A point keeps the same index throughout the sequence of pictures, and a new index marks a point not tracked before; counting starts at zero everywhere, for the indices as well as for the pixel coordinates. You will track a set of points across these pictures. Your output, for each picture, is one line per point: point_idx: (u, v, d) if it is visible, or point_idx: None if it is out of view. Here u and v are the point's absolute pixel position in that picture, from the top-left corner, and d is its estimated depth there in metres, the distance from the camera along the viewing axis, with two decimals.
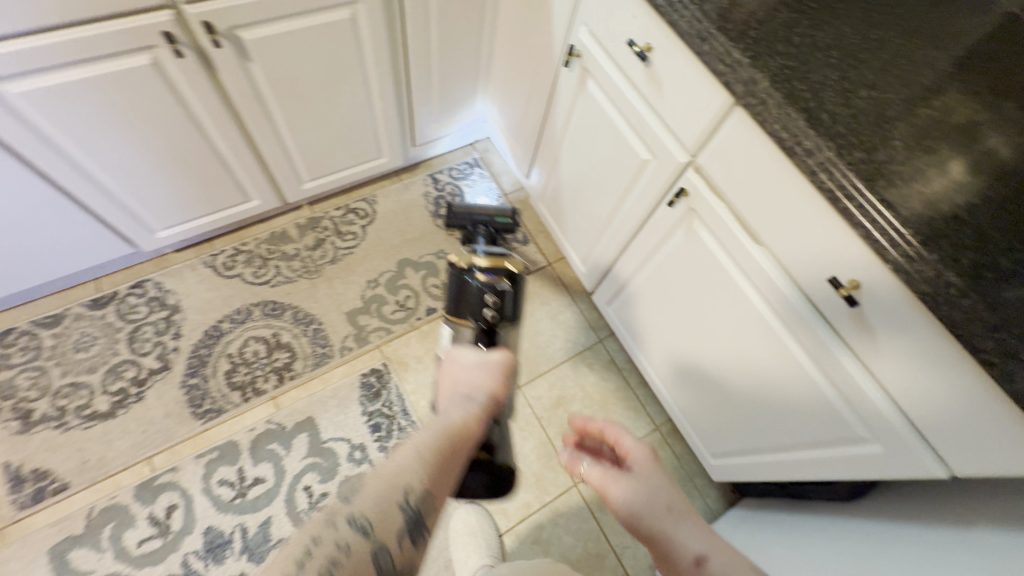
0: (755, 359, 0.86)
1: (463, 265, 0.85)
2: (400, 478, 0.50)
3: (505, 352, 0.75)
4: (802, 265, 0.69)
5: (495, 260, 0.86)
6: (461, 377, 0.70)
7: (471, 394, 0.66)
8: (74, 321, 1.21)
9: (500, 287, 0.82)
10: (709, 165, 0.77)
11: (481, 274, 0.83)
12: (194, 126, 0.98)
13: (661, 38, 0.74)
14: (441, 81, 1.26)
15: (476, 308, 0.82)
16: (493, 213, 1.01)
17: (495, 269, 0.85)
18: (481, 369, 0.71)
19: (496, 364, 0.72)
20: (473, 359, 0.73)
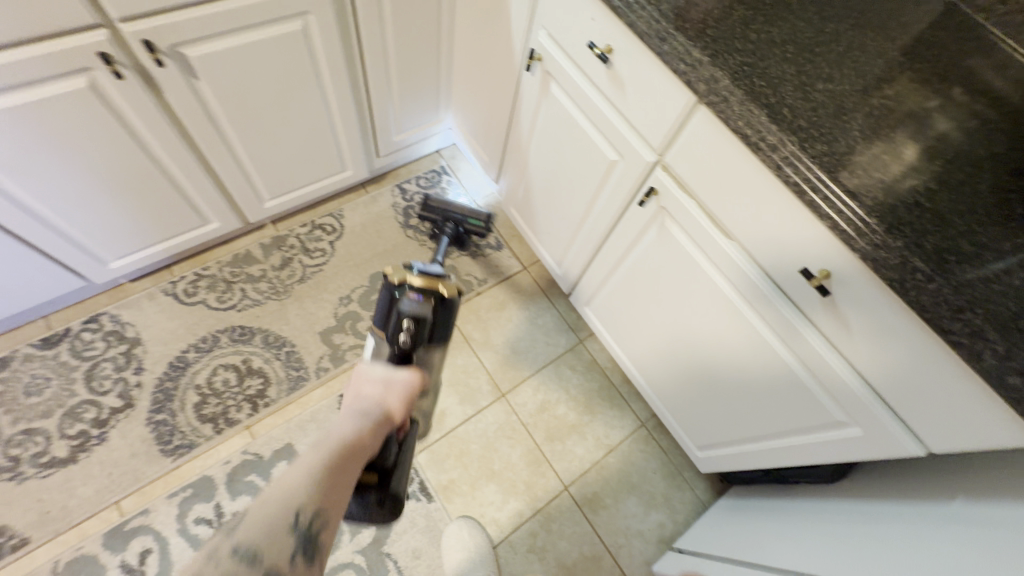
0: (734, 352, 0.87)
1: (396, 281, 0.74)
2: (287, 500, 0.44)
3: (415, 371, 0.67)
4: (774, 260, 0.70)
5: (430, 280, 0.75)
6: (362, 394, 0.63)
7: (368, 409, 0.60)
8: (23, 363, 1.13)
9: (420, 314, 0.71)
10: (676, 164, 0.77)
11: (409, 295, 0.73)
12: (141, 149, 0.93)
13: (621, 39, 0.74)
14: (401, 89, 1.23)
15: (391, 329, 0.72)
16: (468, 214, 1.20)
17: (426, 291, 0.74)
18: (383, 387, 0.64)
19: (399, 385, 0.64)
20: (376, 375, 0.65)
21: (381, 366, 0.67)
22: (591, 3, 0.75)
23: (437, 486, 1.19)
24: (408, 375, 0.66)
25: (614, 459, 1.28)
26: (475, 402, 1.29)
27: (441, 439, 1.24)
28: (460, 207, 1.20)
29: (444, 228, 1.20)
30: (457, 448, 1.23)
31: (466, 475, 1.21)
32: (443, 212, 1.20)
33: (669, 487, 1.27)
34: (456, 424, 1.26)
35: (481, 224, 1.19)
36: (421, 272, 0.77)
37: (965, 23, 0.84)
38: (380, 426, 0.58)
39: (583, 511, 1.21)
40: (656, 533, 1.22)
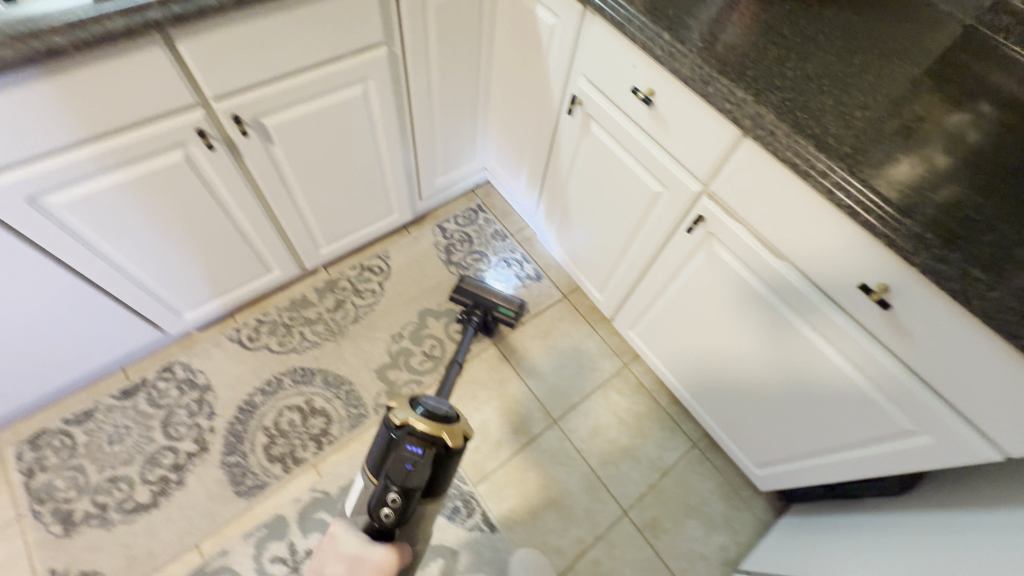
0: (792, 368, 0.89)
1: (397, 423, 0.70)
2: None
3: (388, 551, 0.65)
4: (830, 276, 0.73)
5: (435, 427, 0.70)
6: (326, 573, 0.63)
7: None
8: (106, 414, 1.21)
9: (412, 484, 0.66)
10: (723, 192, 0.82)
11: (407, 447, 0.68)
12: (221, 210, 1.01)
13: (664, 83, 0.80)
14: (443, 137, 1.32)
15: (376, 496, 0.67)
16: (499, 302, 1.33)
17: (427, 441, 0.69)
18: (348, 567, 0.64)
19: (367, 568, 0.63)
20: (346, 552, 0.65)
21: (355, 540, 0.66)
22: (633, 53, 0.83)
23: (498, 516, 1.20)
24: (379, 558, 0.64)
25: (670, 481, 1.29)
26: (528, 431, 1.32)
27: (498, 468, 1.26)
28: (492, 295, 1.33)
29: (474, 314, 1.33)
30: (515, 477, 1.25)
31: (525, 504, 1.23)
32: (474, 297, 1.34)
33: (728, 508, 1.26)
34: (512, 454, 1.28)
35: (511, 314, 1.32)
36: (427, 413, 0.74)
37: (985, 43, 0.89)
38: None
39: (644, 536, 1.22)
40: (719, 555, 1.21)
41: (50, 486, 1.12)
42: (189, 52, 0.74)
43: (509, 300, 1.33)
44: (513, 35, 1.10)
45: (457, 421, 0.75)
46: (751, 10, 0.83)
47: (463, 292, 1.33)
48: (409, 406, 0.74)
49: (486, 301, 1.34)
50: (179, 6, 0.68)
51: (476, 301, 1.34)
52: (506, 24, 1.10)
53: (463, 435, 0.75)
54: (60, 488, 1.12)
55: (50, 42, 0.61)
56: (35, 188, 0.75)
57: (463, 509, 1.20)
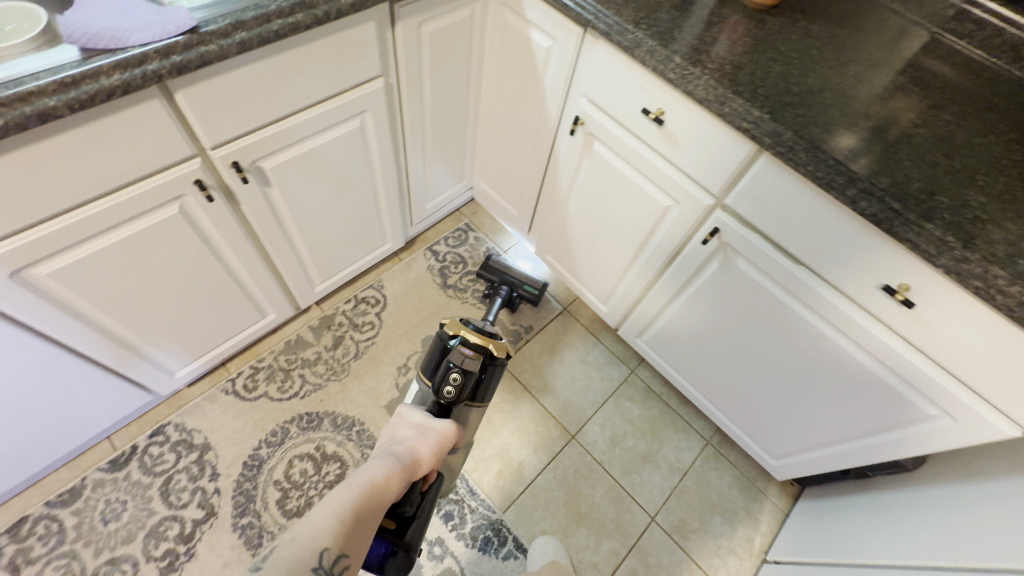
0: (813, 367, 0.93)
1: (450, 331, 0.71)
2: (317, 539, 0.45)
3: (451, 424, 0.65)
4: (850, 279, 0.77)
5: (485, 338, 0.72)
6: (397, 435, 0.62)
7: (399, 452, 0.58)
8: (95, 490, 1.10)
9: (469, 369, 0.68)
10: (738, 205, 0.84)
11: (462, 347, 0.70)
12: (217, 259, 0.95)
13: (674, 103, 0.82)
14: (435, 160, 1.29)
15: (436, 380, 0.69)
16: (524, 281, 1.36)
17: (478, 347, 0.70)
18: (417, 432, 0.62)
19: (433, 435, 0.62)
20: (414, 421, 0.64)
21: (420, 415, 0.66)
22: (640, 74, 0.84)
23: (531, 540, 1.19)
24: (443, 428, 0.64)
25: (690, 482, 1.31)
26: (548, 448, 1.31)
27: (524, 491, 1.24)
28: (517, 274, 1.36)
29: (501, 288, 1.34)
30: (542, 497, 1.24)
31: (556, 523, 1.22)
32: (501, 275, 1.36)
33: (747, 500, 1.30)
34: (535, 474, 1.27)
35: (536, 291, 1.33)
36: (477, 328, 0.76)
37: (948, 48, 0.96)
38: (406, 472, 0.56)
39: (674, 539, 1.24)
40: (746, 547, 1.24)
41: None
42: (187, 101, 0.69)
43: (533, 279, 1.36)
44: (504, 57, 1.10)
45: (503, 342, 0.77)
46: (745, 28, 0.87)
47: (490, 267, 1.36)
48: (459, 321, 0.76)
49: (513, 279, 1.36)
50: (179, 56, 0.63)
51: (503, 279, 1.36)
52: (497, 47, 1.09)
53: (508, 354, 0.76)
54: None
55: (41, 104, 0.56)
56: (21, 261, 0.68)
57: (495, 539, 1.17)
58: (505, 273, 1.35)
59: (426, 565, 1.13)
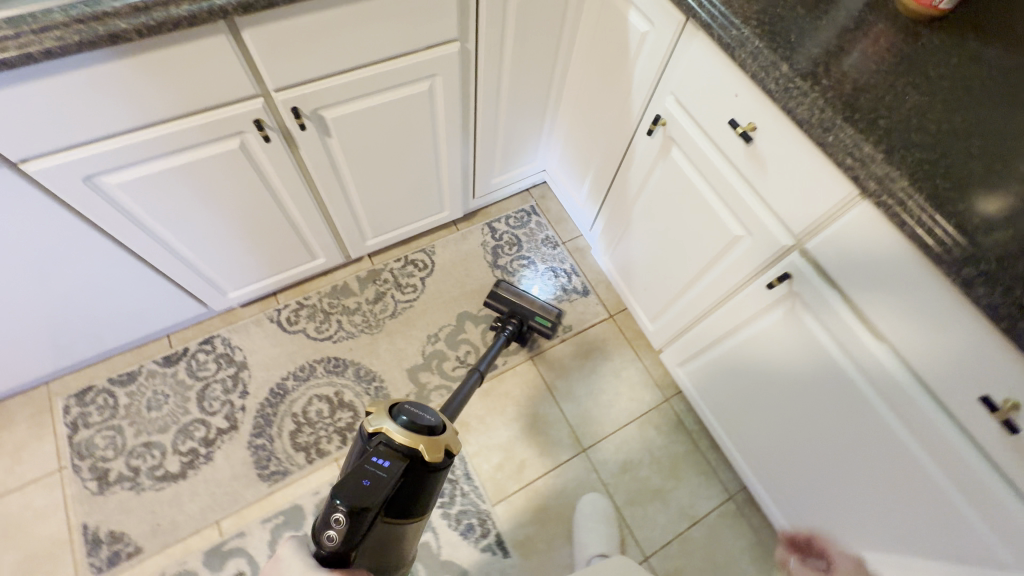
0: (869, 460, 0.78)
1: (371, 430, 0.64)
2: None
3: None
4: (942, 376, 0.62)
5: (411, 439, 0.63)
6: None
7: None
8: (148, 379, 1.24)
9: (367, 501, 0.55)
10: (820, 253, 0.71)
11: (373, 458, 0.60)
12: (272, 197, 0.98)
13: (769, 120, 0.69)
14: (506, 136, 1.24)
15: (321, 516, 0.55)
16: (536, 311, 1.25)
17: (400, 454, 0.61)
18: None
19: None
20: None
21: (300, 565, 0.52)
22: (737, 79, 0.72)
23: (514, 541, 1.16)
24: None
25: (699, 533, 1.20)
26: (555, 456, 1.26)
27: (519, 490, 1.21)
28: (529, 304, 1.25)
29: (509, 322, 1.25)
30: (536, 503, 1.21)
31: (543, 532, 1.18)
32: (511, 305, 1.27)
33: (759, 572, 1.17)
34: (535, 477, 1.23)
35: (548, 324, 1.23)
36: (407, 421, 0.66)
37: None
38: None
39: None
40: None
41: (89, 442, 1.16)
42: (253, 39, 0.70)
43: (547, 308, 1.25)
44: (597, 37, 1.00)
45: (442, 433, 0.67)
46: (889, 39, 0.70)
47: (502, 299, 1.26)
48: (389, 412, 0.67)
49: (523, 310, 1.26)
50: None
51: (514, 309, 1.26)
52: (592, 26, 1.00)
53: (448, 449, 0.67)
54: (99, 446, 1.15)
55: (113, 25, 0.58)
56: (93, 167, 0.74)
57: (478, 528, 1.16)
58: (515, 302, 1.25)
59: None
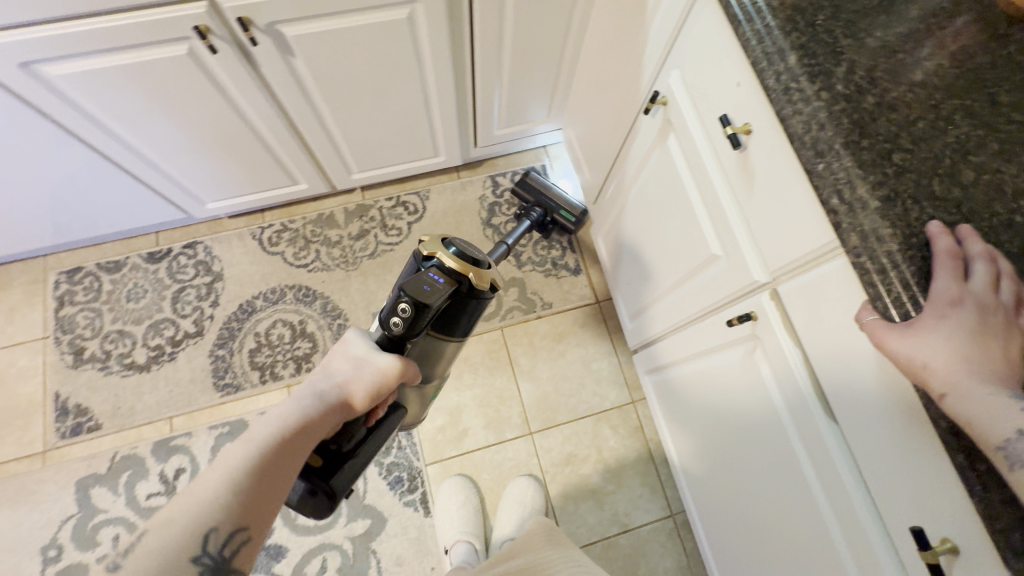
0: (796, 540, 0.68)
1: (425, 253, 0.61)
2: (204, 516, 0.40)
3: (394, 360, 0.56)
4: (883, 485, 0.51)
5: (463, 265, 0.60)
6: (329, 367, 0.55)
7: (325, 390, 0.53)
8: (131, 271, 1.29)
9: (426, 301, 0.54)
10: (790, 302, 0.58)
11: (429, 273, 0.57)
12: (236, 113, 0.93)
13: (765, 124, 0.54)
14: (512, 83, 1.10)
15: (386, 306, 0.56)
16: (561, 206, 1.23)
17: (452, 275, 0.59)
18: (353, 367, 0.55)
19: (371, 371, 0.55)
20: (352, 353, 0.56)
21: (366, 345, 0.57)
22: (741, 64, 0.56)
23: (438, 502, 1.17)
24: (384, 365, 0.55)
25: (626, 542, 1.16)
26: (500, 431, 1.23)
27: (456, 456, 1.20)
28: (556, 197, 1.24)
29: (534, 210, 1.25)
30: (469, 472, 1.19)
31: None
32: (537, 197, 1.26)
33: None
34: (474, 447, 1.21)
35: (571, 218, 1.21)
36: (459, 251, 0.61)
37: None
38: (330, 414, 0.51)
39: None
40: None
41: (72, 320, 1.24)
42: None
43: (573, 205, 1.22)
44: None
45: (488, 268, 0.63)
46: (966, 39, 0.50)
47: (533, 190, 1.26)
48: (441, 240, 0.63)
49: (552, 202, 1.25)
50: None
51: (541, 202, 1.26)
52: None
53: (492, 284, 0.63)
54: (80, 324, 1.23)
55: None
56: (27, 55, 0.70)
57: (406, 483, 1.17)
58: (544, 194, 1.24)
59: None
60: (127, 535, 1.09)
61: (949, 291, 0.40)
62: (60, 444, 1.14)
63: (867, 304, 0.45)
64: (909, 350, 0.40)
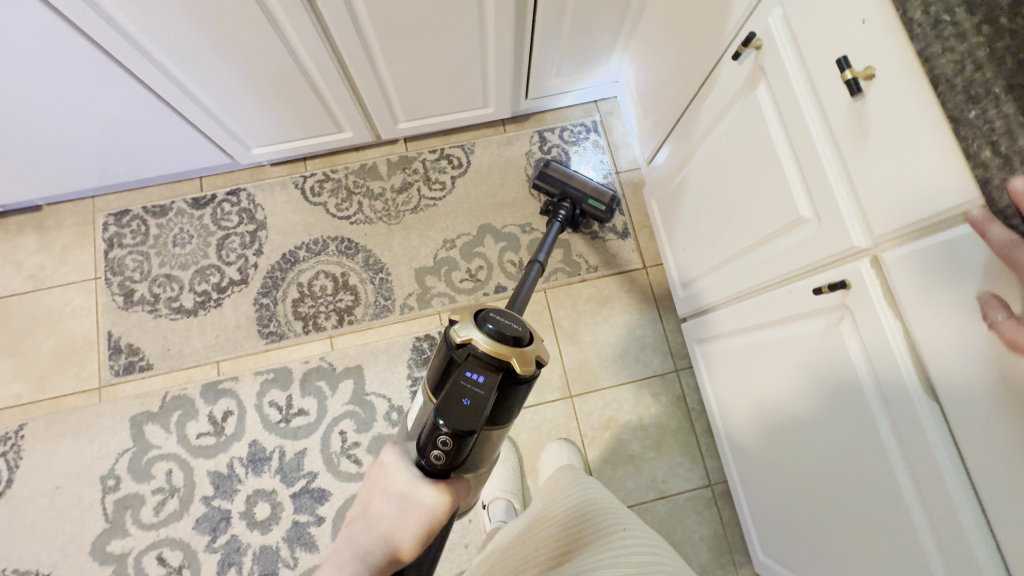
0: (866, 519, 0.66)
1: (458, 340, 0.57)
2: None
3: (440, 494, 0.55)
4: (992, 470, 0.47)
5: (501, 350, 0.56)
6: (372, 512, 0.54)
7: (370, 547, 0.52)
8: (177, 216, 1.28)
9: (467, 427, 0.53)
10: (896, 269, 0.53)
11: (467, 373, 0.55)
12: (287, 50, 0.89)
13: (896, 67, 0.48)
14: (574, 28, 1.03)
15: (425, 435, 0.55)
16: (589, 193, 1.16)
17: (492, 365, 0.56)
18: (398, 509, 0.54)
19: (418, 511, 0.54)
20: (395, 490, 0.55)
21: (406, 474, 0.56)
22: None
23: None
24: (431, 501, 0.54)
25: (662, 507, 1.16)
26: (540, 393, 1.22)
27: None
28: (581, 185, 1.17)
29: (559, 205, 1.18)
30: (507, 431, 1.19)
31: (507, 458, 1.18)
32: (561, 187, 1.19)
33: (711, 562, 1.13)
34: None
35: (600, 208, 1.14)
36: (496, 330, 0.58)
37: None
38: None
39: None
40: None
41: (122, 262, 1.25)
42: None
43: (601, 191, 1.15)
44: None
45: (532, 344, 0.60)
46: None
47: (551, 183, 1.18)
48: (474, 319, 0.59)
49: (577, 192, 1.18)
50: None
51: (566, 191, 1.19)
52: None
53: (538, 360, 0.59)
54: (129, 267, 1.25)
55: None
56: None
57: None
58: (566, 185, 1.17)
59: (379, 422, 1.17)
60: (179, 471, 1.14)
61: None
62: (115, 381, 1.18)
63: (991, 302, 0.43)
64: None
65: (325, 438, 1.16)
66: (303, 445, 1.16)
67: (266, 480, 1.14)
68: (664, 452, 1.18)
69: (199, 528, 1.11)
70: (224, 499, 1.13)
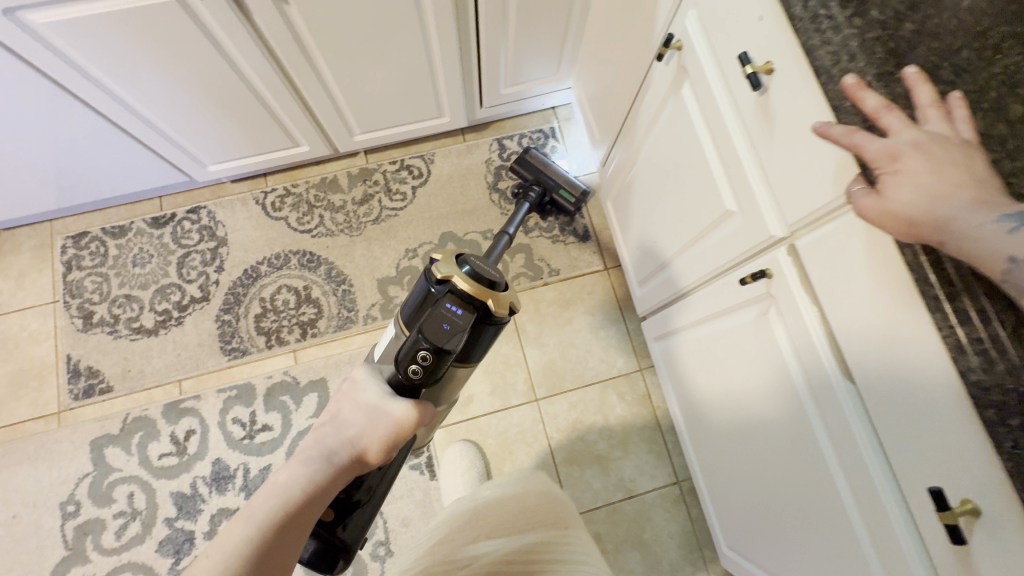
0: (807, 506, 0.67)
1: (438, 276, 0.58)
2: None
3: (409, 407, 0.53)
4: (899, 447, 0.48)
5: (480, 289, 0.57)
6: (340, 417, 0.52)
7: (334, 450, 0.50)
8: (136, 236, 1.28)
9: (448, 345, 0.53)
10: (808, 256, 0.55)
11: (446, 304, 0.55)
12: (232, 68, 0.90)
13: (790, 61, 0.50)
14: (519, 37, 1.05)
15: (403, 348, 0.54)
16: (561, 184, 1.17)
17: (468, 302, 0.56)
18: (366, 417, 0.52)
19: (386, 421, 0.52)
20: (364, 399, 0.53)
21: (378, 389, 0.55)
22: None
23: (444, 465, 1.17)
24: (400, 414, 0.53)
25: (630, 507, 1.16)
26: (506, 398, 1.22)
27: (461, 422, 1.20)
28: (556, 175, 1.18)
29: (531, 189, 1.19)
30: (474, 437, 1.19)
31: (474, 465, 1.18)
32: (536, 174, 1.20)
33: (681, 560, 1.13)
34: (479, 413, 1.21)
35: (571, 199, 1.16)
36: (473, 271, 0.59)
37: None
38: (344, 475, 0.50)
39: None
40: None
41: (80, 284, 1.24)
42: None
43: (573, 184, 1.16)
44: None
45: (506, 290, 0.60)
46: None
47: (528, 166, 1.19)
48: (454, 258, 0.60)
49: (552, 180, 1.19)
50: None
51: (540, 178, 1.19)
52: None
53: (511, 307, 0.60)
54: (88, 289, 1.24)
55: None
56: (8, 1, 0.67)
57: None
58: (542, 172, 1.18)
59: None
60: (141, 493, 1.12)
61: (886, 148, 0.39)
62: (74, 405, 1.17)
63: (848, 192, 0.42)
64: (898, 214, 0.37)
65: (290, 453, 1.15)
66: (268, 461, 1.15)
67: (231, 498, 1.12)
68: (631, 451, 1.19)
69: (163, 550, 1.09)
70: (188, 519, 1.11)
